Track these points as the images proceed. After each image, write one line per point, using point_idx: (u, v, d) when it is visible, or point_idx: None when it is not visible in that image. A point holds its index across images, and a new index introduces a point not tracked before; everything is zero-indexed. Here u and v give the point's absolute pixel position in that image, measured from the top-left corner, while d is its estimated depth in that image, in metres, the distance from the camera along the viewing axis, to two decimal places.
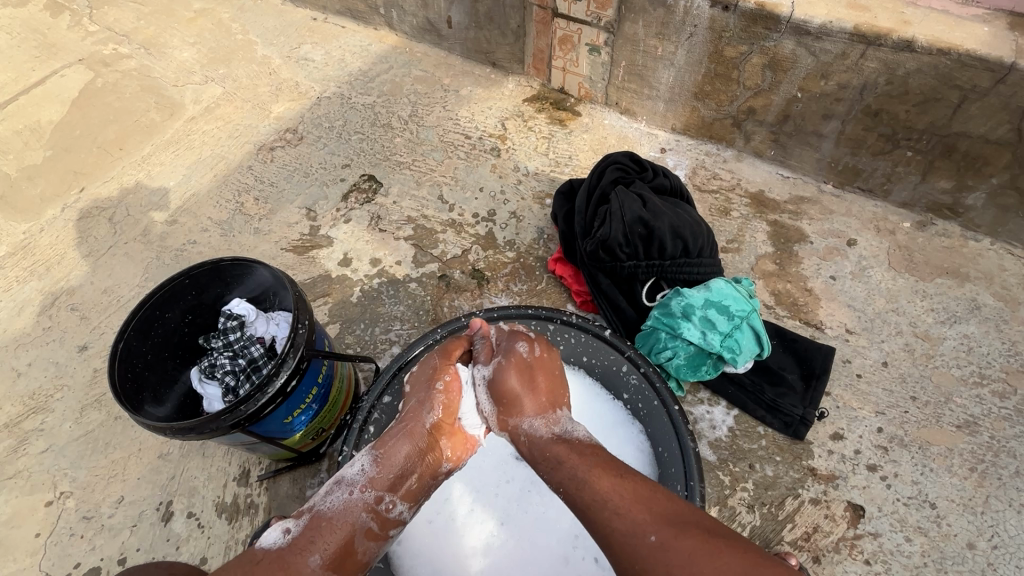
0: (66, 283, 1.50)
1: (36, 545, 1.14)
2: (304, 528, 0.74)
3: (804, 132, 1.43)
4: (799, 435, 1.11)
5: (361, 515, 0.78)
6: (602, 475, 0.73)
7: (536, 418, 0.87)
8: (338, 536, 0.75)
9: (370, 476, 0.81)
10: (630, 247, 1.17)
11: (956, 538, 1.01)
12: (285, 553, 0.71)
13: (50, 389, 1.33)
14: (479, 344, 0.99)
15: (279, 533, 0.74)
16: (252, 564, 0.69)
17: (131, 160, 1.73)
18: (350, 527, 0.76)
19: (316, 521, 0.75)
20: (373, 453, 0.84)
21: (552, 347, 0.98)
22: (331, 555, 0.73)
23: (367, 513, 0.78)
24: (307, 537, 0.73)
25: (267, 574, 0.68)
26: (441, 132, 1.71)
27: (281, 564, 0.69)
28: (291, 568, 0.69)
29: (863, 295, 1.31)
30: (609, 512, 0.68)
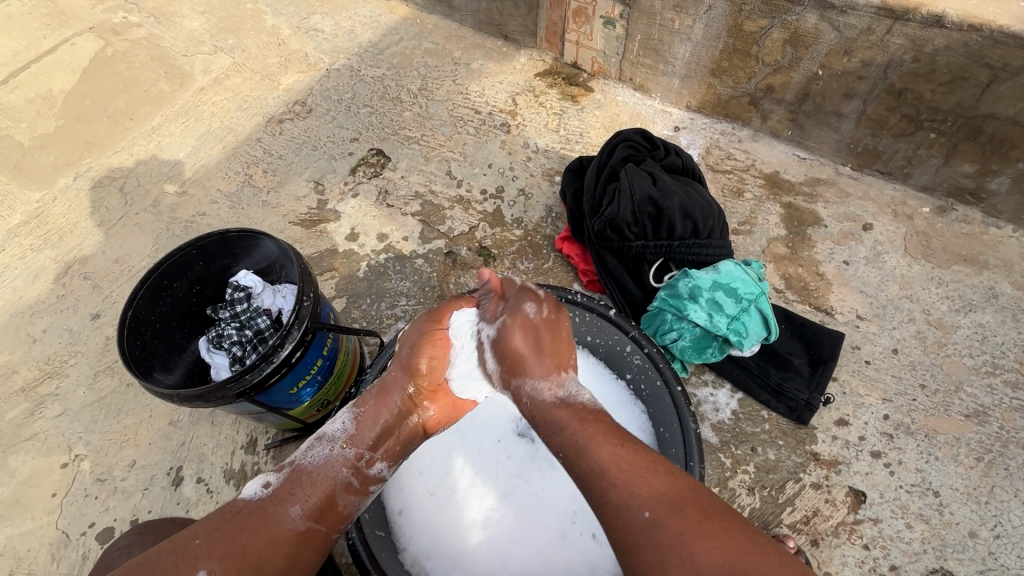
0: (79, 252, 1.52)
1: (53, 504, 1.18)
2: (285, 481, 0.77)
3: (824, 112, 1.39)
4: (804, 420, 1.10)
5: (342, 471, 0.80)
6: (602, 443, 0.73)
7: (542, 380, 0.84)
8: (323, 486, 0.78)
9: (349, 432, 0.83)
10: (638, 226, 1.15)
11: (958, 526, 1.01)
12: (268, 503, 0.74)
13: (65, 355, 1.36)
14: (485, 296, 0.95)
15: (261, 486, 0.77)
16: (235, 514, 0.73)
17: (140, 131, 1.73)
18: (330, 482, 0.78)
19: (296, 474, 0.78)
20: (355, 412, 0.86)
21: (562, 310, 0.92)
22: (312, 507, 0.75)
23: (347, 469, 0.80)
24: (288, 490, 0.76)
25: (248, 523, 0.72)
26: (451, 107, 1.68)
27: (264, 515, 0.73)
28: (272, 519, 0.73)
29: (876, 281, 1.28)
30: (605, 481, 0.69)
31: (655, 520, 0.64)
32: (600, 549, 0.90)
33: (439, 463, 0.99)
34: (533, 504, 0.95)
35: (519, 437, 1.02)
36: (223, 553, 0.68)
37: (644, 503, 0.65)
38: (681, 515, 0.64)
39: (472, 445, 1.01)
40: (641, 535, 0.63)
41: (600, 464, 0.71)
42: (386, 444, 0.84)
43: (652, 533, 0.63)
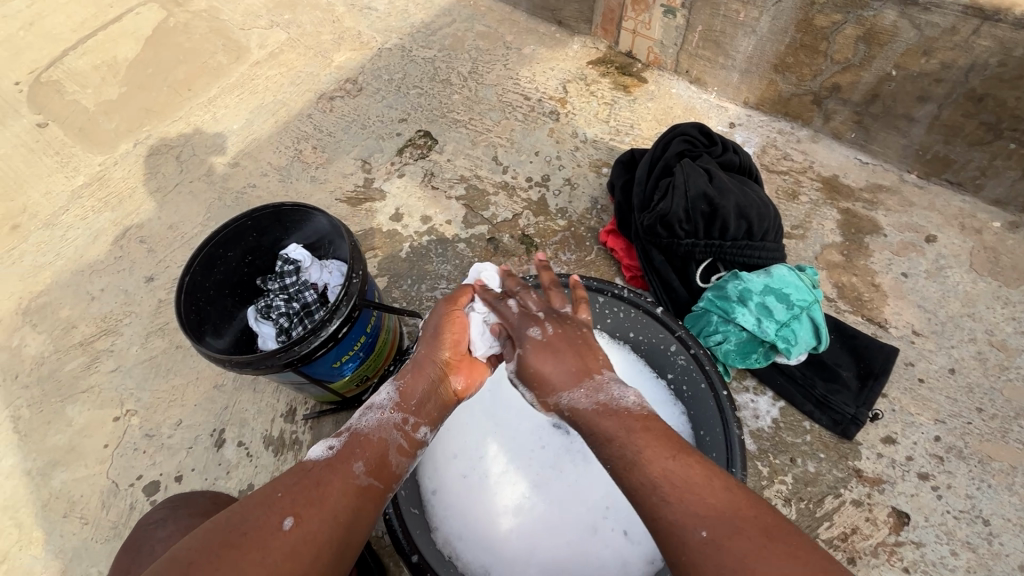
0: (136, 216, 1.58)
1: (104, 455, 1.24)
2: (345, 443, 0.77)
3: (893, 115, 1.32)
4: (849, 434, 1.06)
5: (393, 433, 0.79)
6: None
7: None
8: (375, 449, 0.77)
9: (394, 401, 0.83)
10: (690, 224, 1.12)
11: (1008, 558, 0.96)
12: (334, 462, 0.74)
13: (120, 314, 1.42)
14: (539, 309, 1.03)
15: (324, 448, 0.77)
16: (303, 473, 0.73)
17: (198, 102, 1.78)
18: (383, 443, 0.78)
19: (354, 437, 0.78)
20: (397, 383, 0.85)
21: None
22: (370, 464, 0.75)
23: (397, 431, 0.79)
24: (349, 450, 0.76)
25: (318, 480, 0.71)
26: (500, 92, 1.67)
27: (333, 473, 0.72)
28: (336, 476, 0.72)
29: (936, 296, 1.22)
30: None
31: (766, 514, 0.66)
32: (630, 547, 0.90)
33: (474, 447, 1.00)
34: (566, 496, 0.95)
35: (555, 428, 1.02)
36: (302, 504, 0.68)
37: (699, 520, 0.61)
38: (740, 533, 0.59)
39: (507, 433, 1.02)
40: (701, 556, 0.59)
41: (652, 478, 0.66)
42: (427, 410, 0.83)
43: (711, 554, 0.59)
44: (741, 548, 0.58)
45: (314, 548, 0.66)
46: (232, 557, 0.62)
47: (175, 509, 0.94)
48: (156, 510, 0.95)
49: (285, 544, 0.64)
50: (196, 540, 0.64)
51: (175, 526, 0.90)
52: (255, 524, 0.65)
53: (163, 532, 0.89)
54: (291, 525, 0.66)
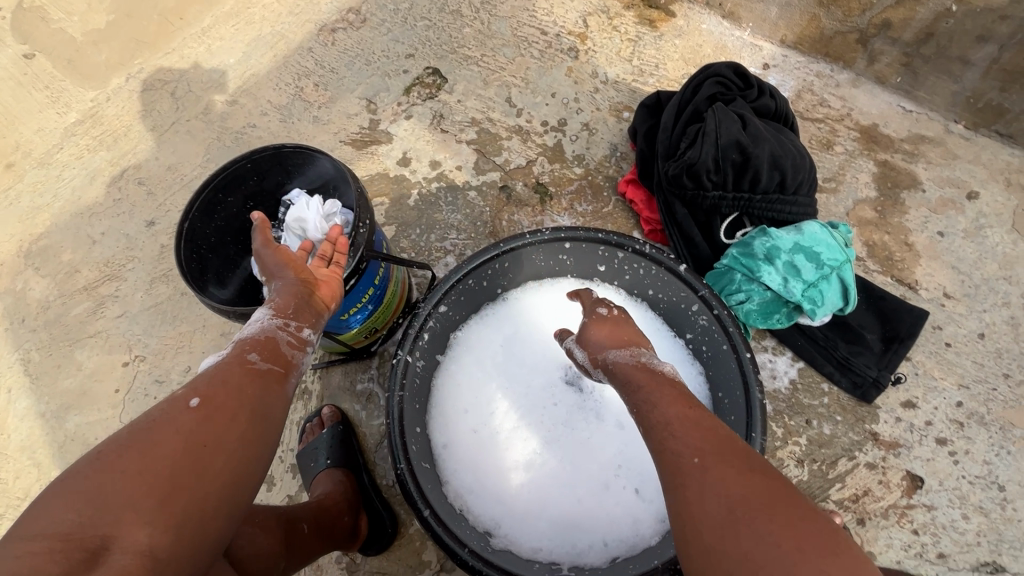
0: (133, 157, 1.51)
1: (116, 400, 1.24)
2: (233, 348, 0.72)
3: (946, 57, 1.20)
4: (868, 398, 1.04)
5: (276, 332, 0.74)
6: None
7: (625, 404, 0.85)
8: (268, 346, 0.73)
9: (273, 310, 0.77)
10: (718, 175, 1.05)
11: (1020, 524, 0.96)
12: (225, 360, 0.70)
13: (123, 259, 1.39)
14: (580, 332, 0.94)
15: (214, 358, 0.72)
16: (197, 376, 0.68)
17: (190, 32, 1.66)
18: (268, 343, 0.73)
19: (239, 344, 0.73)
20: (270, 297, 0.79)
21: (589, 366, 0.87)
22: (260, 354, 0.71)
23: (282, 330, 0.75)
24: (240, 348, 0.72)
25: (215, 373, 0.67)
26: (515, 25, 1.53)
27: (226, 365, 0.68)
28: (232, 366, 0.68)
29: (973, 257, 1.16)
30: None
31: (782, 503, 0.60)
32: (641, 506, 0.90)
33: (484, 402, 0.99)
34: (577, 454, 0.95)
35: (568, 385, 1.00)
36: (207, 389, 0.64)
37: (695, 449, 0.61)
38: (726, 462, 0.59)
39: (519, 389, 1.00)
40: (689, 477, 0.59)
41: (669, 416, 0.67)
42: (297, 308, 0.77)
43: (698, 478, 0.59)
44: (728, 477, 0.58)
45: (227, 419, 0.63)
46: (140, 441, 0.58)
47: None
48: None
49: (194, 419, 0.61)
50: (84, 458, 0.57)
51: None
52: (155, 416, 0.61)
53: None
54: (199, 406, 0.62)
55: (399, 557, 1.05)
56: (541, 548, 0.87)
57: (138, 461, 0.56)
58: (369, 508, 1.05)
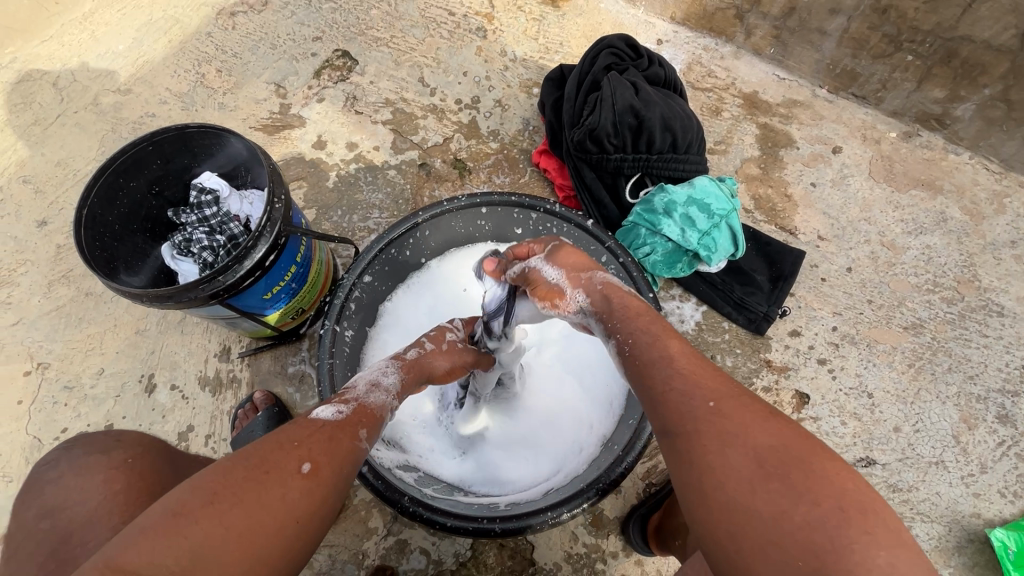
0: (14, 154, 1.39)
1: (20, 412, 1.16)
2: (354, 412, 0.71)
3: (807, 29, 1.36)
4: (761, 330, 1.18)
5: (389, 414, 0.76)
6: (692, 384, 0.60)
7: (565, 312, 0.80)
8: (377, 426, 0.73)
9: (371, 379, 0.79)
10: (618, 138, 1.14)
11: (885, 423, 1.13)
12: (342, 425, 0.68)
13: (13, 263, 1.28)
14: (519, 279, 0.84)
15: (333, 412, 0.70)
16: (312, 429, 0.65)
17: (70, 18, 1.54)
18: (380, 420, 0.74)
19: (362, 410, 0.72)
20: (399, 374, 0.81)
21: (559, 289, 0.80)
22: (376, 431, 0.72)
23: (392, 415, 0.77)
24: (356, 416, 0.70)
25: (328, 438, 0.65)
26: (422, 7, 1.55)
27: (340, 435, 0.66)
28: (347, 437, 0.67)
29: (839, 203, 1.33)
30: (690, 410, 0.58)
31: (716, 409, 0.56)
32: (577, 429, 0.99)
33: None
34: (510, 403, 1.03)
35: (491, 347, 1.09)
36: (314, 452, 0.62)
37: (711, 394, 0.58)
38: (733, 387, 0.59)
39: None
40: (702, 421, 0.56)
41: (671, 354, 0.64)
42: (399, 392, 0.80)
43: (712, 421, 0.55)
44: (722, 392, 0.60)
45: (325, 501, 0.60)
46: (252, 491, 0.55)
47: (71, 448, 0.84)
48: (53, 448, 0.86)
49: (300, 489, 0.58)
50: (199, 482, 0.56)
51: (67, 466, 0.81)
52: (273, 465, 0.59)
53: (54, 472, 0.81)
54: (307, 473, 0.60)
55: (345, 528, 1.05)
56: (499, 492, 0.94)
57: (235, 513, 0.53)
58: None
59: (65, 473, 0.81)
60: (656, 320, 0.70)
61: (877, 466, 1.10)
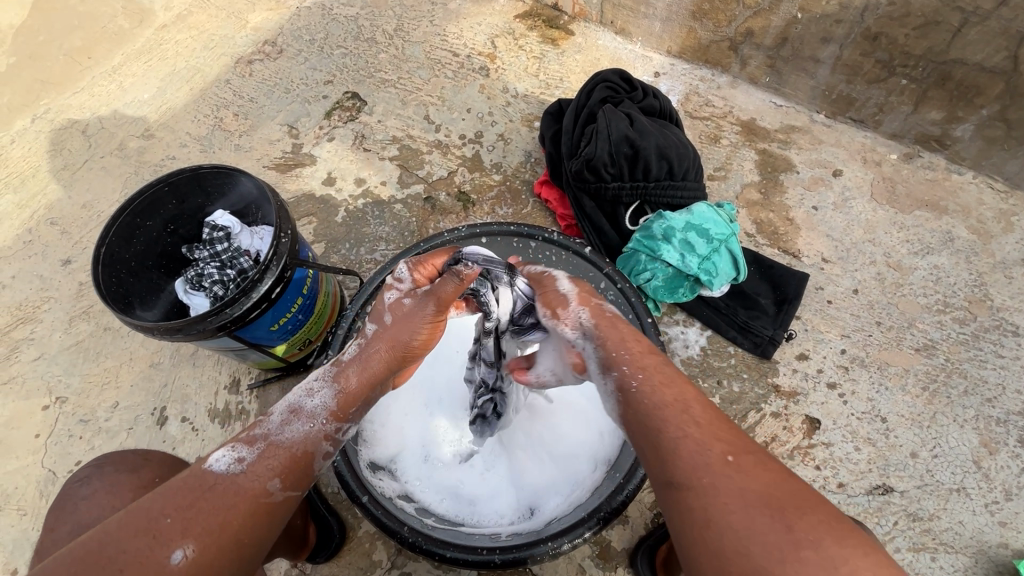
0: (44, 198, 1.47)
1: (37, 445, 1.19)
2: (259, 457, 0.69)
3: (800, 57, 1.39)
4: (767, 354, 1.16)
5: (319, 442, 0.74)
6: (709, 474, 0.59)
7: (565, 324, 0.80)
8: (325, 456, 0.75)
9: (330, 406, 0.75)
10: (615, 167, 1.16)
11: (901, 448, 1.10)
12: (239, 479, 0.67)
13: (37, 301, 1.34)
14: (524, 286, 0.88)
15: (231, 460, 0.68)
16: (202, 492, 0.65)
17: (100, 71, 1.64)
18: (304, 453, 0.72)
19: (272, 450, 0.70)
20: (335, 387, 0.77)
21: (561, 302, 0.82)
22: (289, 478, 0.69)
23: (327, 441, 0.74)
24: (260, 464, 0.68)
25: (222, 500, 0.65)
26: (428, 49, 1.63)
27: (238, 495, 0.65)
28: (249, 493, 0.66)
29: (842, 225, 1.33)
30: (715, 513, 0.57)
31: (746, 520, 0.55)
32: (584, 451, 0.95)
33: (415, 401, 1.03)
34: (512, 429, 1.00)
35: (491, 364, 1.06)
36: (201, 524, 0.62)
37: (727, 448, 0.61)
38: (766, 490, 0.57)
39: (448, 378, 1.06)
40: (719, 475, 0.58)
41: (669, 402, 0.67)
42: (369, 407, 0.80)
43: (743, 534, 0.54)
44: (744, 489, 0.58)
45: (217, 571, 0.62)
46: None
47: (102, 465, 0.89)
48: (84, 466, 0.91)
49: (178, 572, 0.60)
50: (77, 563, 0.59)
51: (100, 484, 0.87)
52: (140, 553, 0.59)
53: (87, 490, 0.86)
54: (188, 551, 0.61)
55: (349, 561, 1.05)
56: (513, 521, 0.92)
57: None
58: (317, 515, 1.03)
59: (97, 490, 0.86)
60: (651, 354, 0.74)
61: (894, 493, 1.06)
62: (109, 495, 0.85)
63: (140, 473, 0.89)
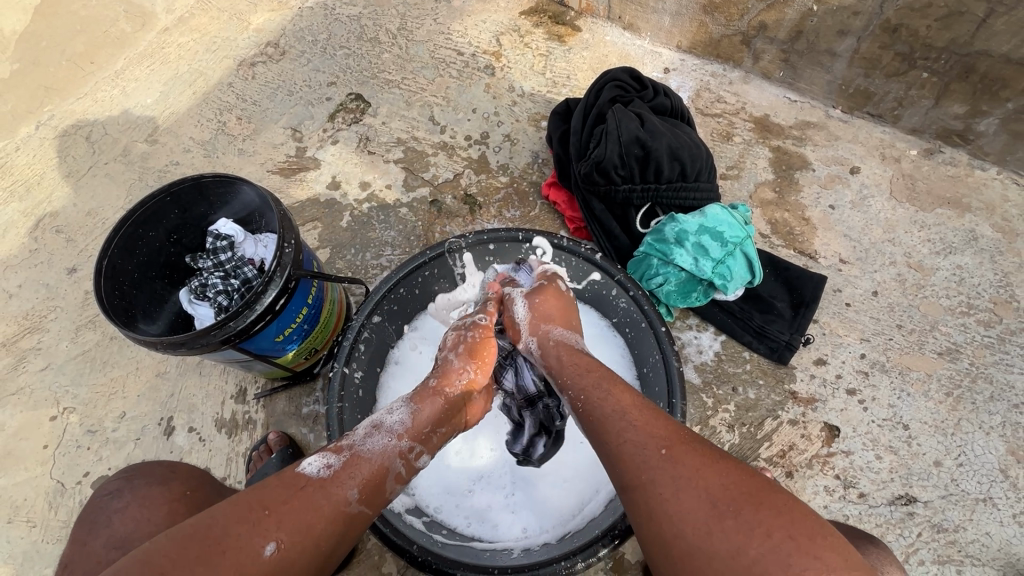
0: (49, 205, 1.47)
1: (45, 456, 1.19)
2: (345, 465, 0.70)
3: (816, 51, 1.34)
4: (784, 359, 1.13)
5: (394, 462, 0.74)
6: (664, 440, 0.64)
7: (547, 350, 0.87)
8: (400, 478, 0.74)
9: (406, 425, 0.77)
10: (625, 169, 1.13)
11: (924, 456, 1.07)
12: (329, 483, 0.67)
13: (43, 310, 1.33)
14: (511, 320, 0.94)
15: (320, 466, 0.69)
16: (295, 490, 0.66)
17: (103, 76, 1.63)
18: (383, 469, 0.72)
19: (355, 460, 0.71)
20: (412, 407, 0.79)
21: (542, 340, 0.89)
22: (367, 490, 0.69)
23: (399, 459, 0.74)
24: (347, 473, 0.69)
25: (309, 502, 0.65)
26: (432, 48, 1.59)
27: (325, 495, 0.66)
28: (333, 499, 0.66)
29: (861, 224, 1.29)
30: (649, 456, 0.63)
31: (668, 454, 0.62)
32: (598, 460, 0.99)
33: None
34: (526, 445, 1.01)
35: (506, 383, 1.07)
36: (284, 524, 0.62)
37: (663, 440, 0.64)
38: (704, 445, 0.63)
39: None
40: (658, 470, 0.61)
41: (620, 408, 0.70)
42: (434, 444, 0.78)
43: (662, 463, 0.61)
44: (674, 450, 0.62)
45: (297, 571, 0.60)
46: (208, 572, 0.56)
47: (131, 479, 0.89)
48: (109, 481, 0.91)
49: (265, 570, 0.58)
50: (170, 546, 0.58)
51: (132, 497, 0.87)
52: (236, 541, 0.59)
53: (120, 503, 0.86)
54: (275, 550, 0.60)
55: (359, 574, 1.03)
56: (527, 534, 0.93)
57: None
58: None
59: (130, 503, 0.86)
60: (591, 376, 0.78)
61: (917, 503, 1.04)
62: (143, 508, 0.85)
63: (171, 485, 0.89)
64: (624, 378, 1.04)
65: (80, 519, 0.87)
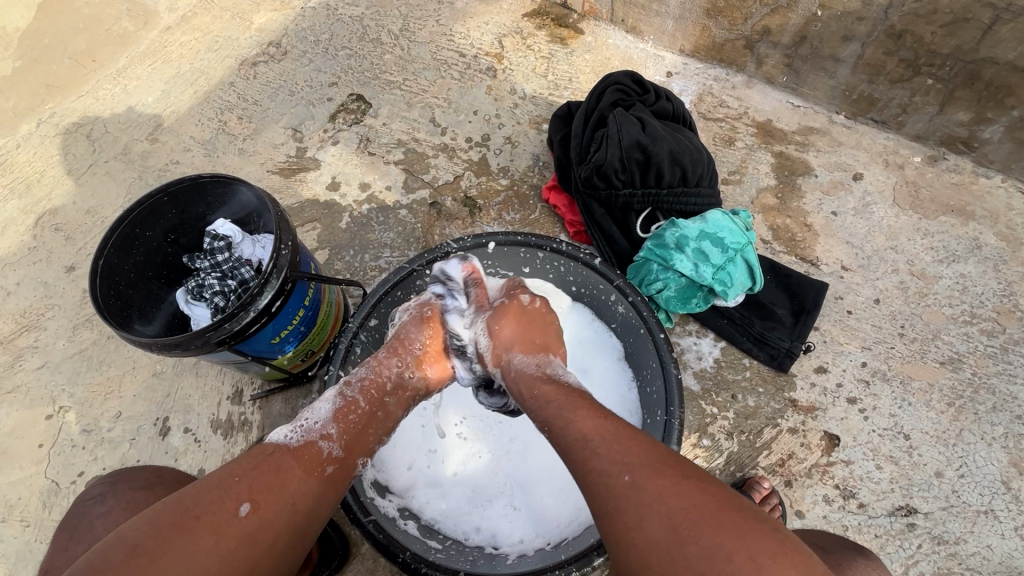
0: (48, 203, 1.47)
1: (40, 455, 1.18)
2: (312, 424, 0.75)
3: (820, 56, 1.33)
4: (784, 367, 1.12)
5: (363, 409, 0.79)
6: (633, 464, 0.62)
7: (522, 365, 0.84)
8: (384, 424, 0.81)
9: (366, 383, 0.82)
10: (626, 173, 1.12)
11: (925, 467, 1.06)
12: (296, 449, 0.72)
13: (41, 308, 1.33)
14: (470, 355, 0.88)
15: (289, 431, 0.74)
16: (266, 457, 0.70)
17: (106, 74, 1.63)
18: (355, 419, 0.78)
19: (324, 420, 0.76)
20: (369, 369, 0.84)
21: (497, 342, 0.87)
22: (344, 441, 0.75)
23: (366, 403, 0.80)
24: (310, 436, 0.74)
25: (277, 468, 0.69)
26: (434, 49, 1.59)
27: (294, 458, 0.70)
28: (307, 455, 0.71)
29: (863, 231, 1.28)
30: (615, 481, 0.61)
31: (635, 481, 0.60)
32: None
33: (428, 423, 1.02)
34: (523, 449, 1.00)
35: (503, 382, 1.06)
36: (253, 492, 0.65)
37: (626, 466, 0.62)
38: (680, 469, 0.61)
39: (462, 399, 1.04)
40: (622, 498, 0.60)
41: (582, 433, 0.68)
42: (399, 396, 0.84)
43: (630, 492, 0.60)
44: (639, 477, 0.60)
45: (270, 534, 0.64)
46: (182, 541, 0.59)
47: (115, 484, 0.90)
48: (94, 486, 0.91)
49: (238, 535, 0.62)
50: (145, 522, 0.61)
51: (116, 501, 0.86)
52: (208, 508, 0.62)
53: (103, 507, 0.86)
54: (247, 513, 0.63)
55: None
56: (524, 540, 0.93)
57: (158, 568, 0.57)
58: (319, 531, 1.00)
59: (113, 508, 0.86)
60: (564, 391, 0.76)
61: (918, 515, 1.03)
62: (125, 513, 0.84)
63: (155, 490, 0.89)
64: (621, 378, 1.04)
65: (64, 524, 0.88)
